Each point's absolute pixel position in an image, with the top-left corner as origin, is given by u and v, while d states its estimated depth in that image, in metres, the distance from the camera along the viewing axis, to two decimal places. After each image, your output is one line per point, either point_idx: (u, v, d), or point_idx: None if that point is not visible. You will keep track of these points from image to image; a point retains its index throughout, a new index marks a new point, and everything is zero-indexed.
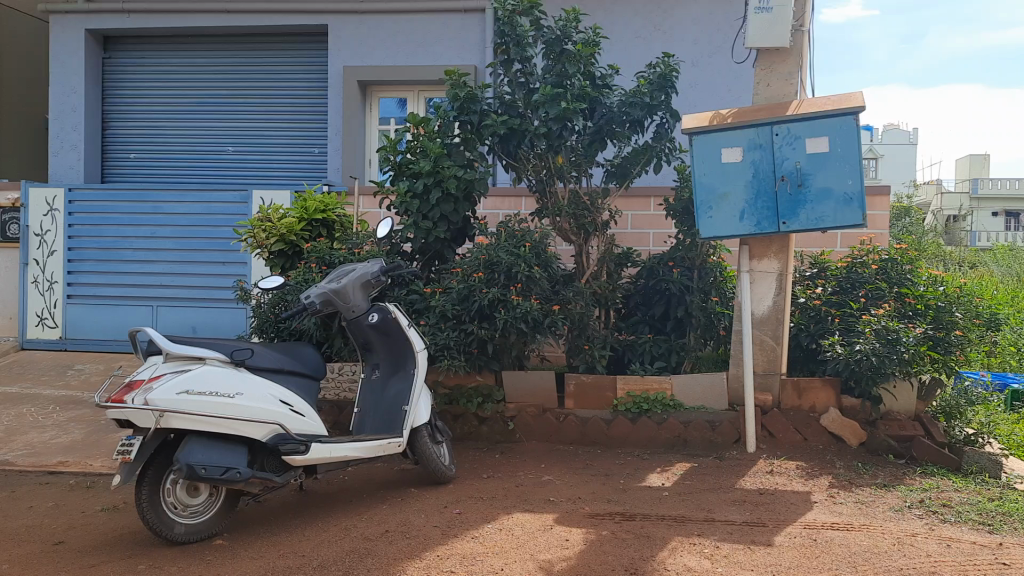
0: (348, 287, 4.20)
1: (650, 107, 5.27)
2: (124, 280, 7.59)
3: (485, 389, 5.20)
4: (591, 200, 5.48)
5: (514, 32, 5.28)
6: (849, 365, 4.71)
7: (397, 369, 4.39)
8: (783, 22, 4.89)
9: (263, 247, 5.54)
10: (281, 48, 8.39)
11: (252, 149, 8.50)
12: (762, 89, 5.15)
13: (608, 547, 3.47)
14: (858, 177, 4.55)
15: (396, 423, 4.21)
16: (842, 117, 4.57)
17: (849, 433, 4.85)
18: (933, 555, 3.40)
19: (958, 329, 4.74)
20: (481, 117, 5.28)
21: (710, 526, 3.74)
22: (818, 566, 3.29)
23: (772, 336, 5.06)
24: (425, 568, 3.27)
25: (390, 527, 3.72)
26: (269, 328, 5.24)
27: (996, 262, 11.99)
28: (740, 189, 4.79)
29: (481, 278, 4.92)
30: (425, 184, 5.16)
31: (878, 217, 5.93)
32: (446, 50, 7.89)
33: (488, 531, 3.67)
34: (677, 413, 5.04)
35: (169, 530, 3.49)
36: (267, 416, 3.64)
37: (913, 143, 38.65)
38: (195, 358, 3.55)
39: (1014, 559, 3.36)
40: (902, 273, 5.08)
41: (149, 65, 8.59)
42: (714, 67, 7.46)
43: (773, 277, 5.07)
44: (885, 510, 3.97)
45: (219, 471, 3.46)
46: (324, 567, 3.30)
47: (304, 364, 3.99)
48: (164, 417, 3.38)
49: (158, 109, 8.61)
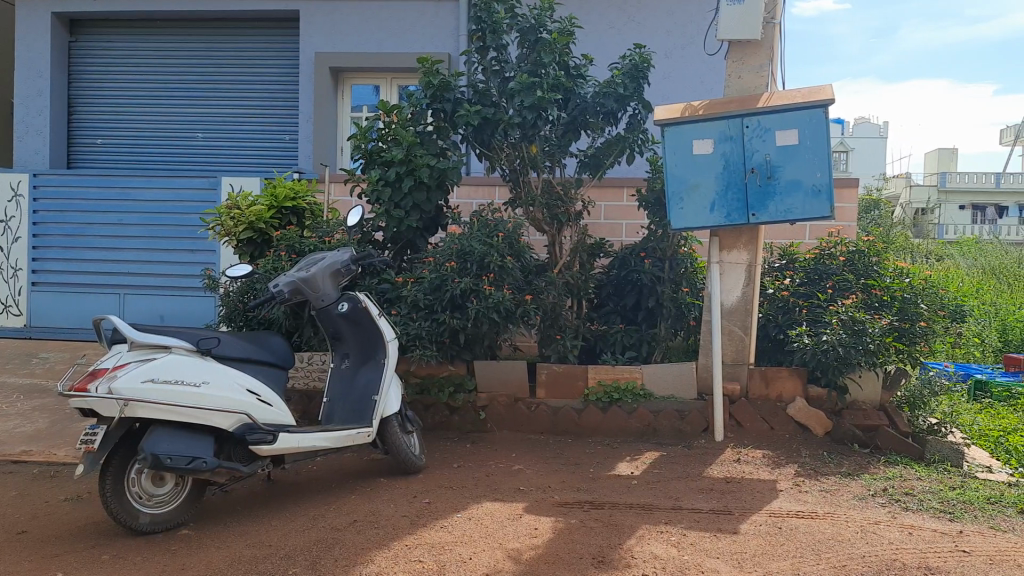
0: (319, 277, 4.17)
1: (624, 99, 5.26)
2: (90, 267, 7.47)
3: (457, 379, 5.16)
4: (563, 190, 5.47)
5: (490, 19, 5.26)
6: (816, 356, 4.78)
7: (367, 360, 4.37)
8: (755, 12, 4.93)
9: (230, 235, 5.49)
10: (252, 34, 8.29)
11: (221, 136, 8.38)
12: (733, 81, 5.17)
13: (576, 535, 3.49)
14: (827, 170, 4.60)
15: (366, 413, 4.19)
16: (811, 110, 4.62)
17: (815, 423, 4.93)
18: (895, 543, 3.45)
19: (922, 320, 4.82)
20: (454, 105, 5.25)
21: (678, 514, 3.77)
22: (783, 554, 3.33)
23: (740, 326, 5.11)
24: (392, 558, 3.26)
25: (358, 517, 3.71)
26: (238, 317, 5.18)
27: (963, 255, 12.13)
28: (710, 180, 4.81)
29: (453, 268, 4.90)
30: (397, 173, 5.12)
31: (847, 209, 5.99)
32: (419, 38, 7.82)
33: (458, 521, 3.67)
34: (646, 403, 5.09)
35: (133, 520, 3.45)
36: (233, 406, 3.61)
37: (884, 137, 39.19)
38: (160, 347, 3.51)
39: (973, 547, 3.43)
40: (869, 265, 5.15)
41: (116, 49, 8.45)
42: (687, 59, 7.48)
43: (743, 267, 5.10)
44: (849, 498, 4.02)
45: (185, 460, 3.43)
46: (290, 557, 3.29)
47: (271, 353, 3.96)
48: (128, 406, 3.33)
49: (125, 94, 8.46)
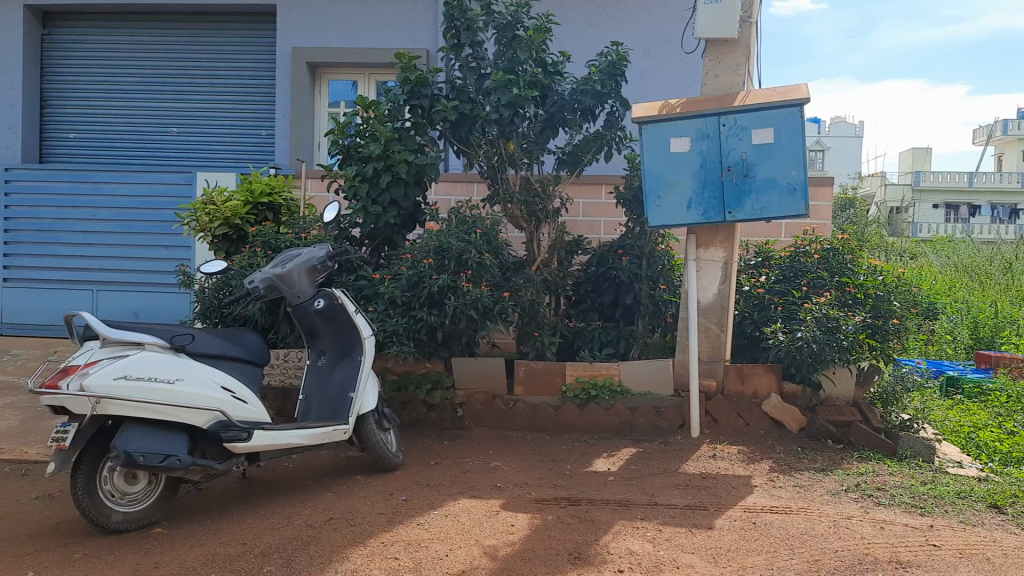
0: (294, 273, 4.13)
1: (601, 96, 5.28)
2: (63, 263, 7.38)
3: (434, 376, 5.16)
4: (542, 186, 5.47)
5: (464, 16, 5.23)
6: (791, 353, 4.81)
7: (344, 357, 4.36)
8: (731, 11, 4.95)
9: (205, 231, 5.45)
10: (228, 28, 8.21)
11: (197, 131, 8.30)
12: (710, 80, 5.20)
13: (552, 531, 3.50)
14: (802, 168, 4.64)
15: (342, 410, 4.17)
16: (787, 108, 4.65)
17: (789, 419, 4.96)
18: (867, 537, 3.50)
19: (895, 317, 4.90)
20: (431, 101, 5.25)
21: (654, 510, 3.79)
22: (757, 549, 3.36)
23: (717, 323, 5.14)
24: (368, 555, 3.25)
25: (334, 515, 3.69)
26: (213, 314, 5.15)
27: (936, 253, 12.32)
28: (687, 177, 4.84)
29: (431, 265, 4.89)
30: (375, 168, 5.12)
31: (821, 207, 6.05)
32: (397, 33, 7.78)
33: (435, 518, 3.66)
34: (624, 399, 5.10)
35: (105, 518, 3.41)
36: (207, 404, 3.58)
37: (859, 136, 39.61)
38: (133, 343, 3.48)
39: (943, 541, 3.48)
40: (843, 263, 5.20)
41: (90, 42, 8.35)
42: (665, 57, 7.51)
43: (719, 265, 5.13)
44: (822, 493, 4.07)
45: (159, 458, 3.39)
46: (265, 555, 3.27)
47: (246, 349, 3.93)
48: (100, 404, 3.30)
49: (99, 88, 8.36)
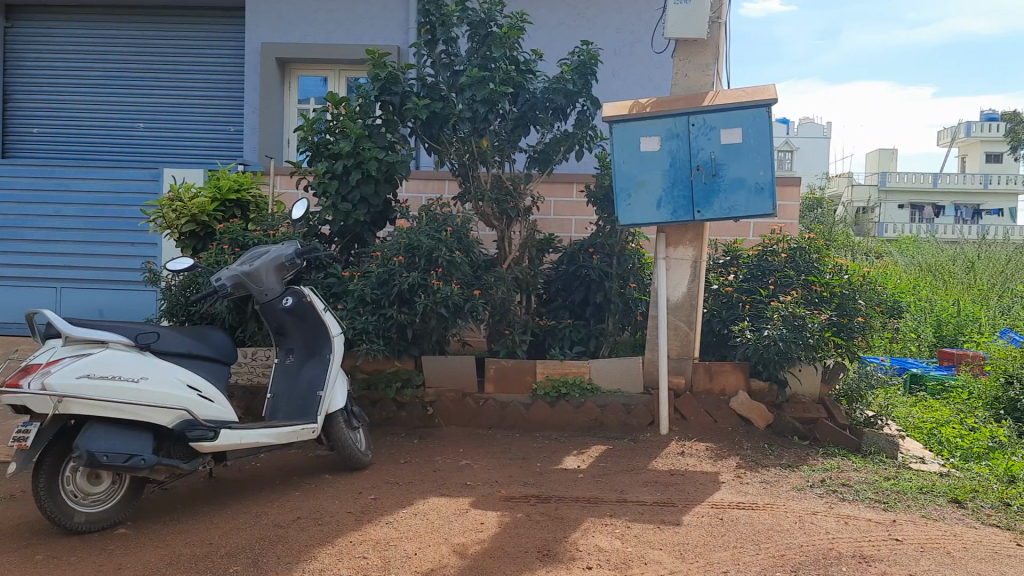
0: (262, 271, 4.10)
1: (572, 95, 5.28)
2: (24, 260, 7.24)
3: (405, 374, 5.14)
4: (513, 185, 5.47)
5: (439, 12, 5.25)
6: (757, 350, 4.87)
7: (312, 355, 4.33)
8: (701, 11, 4.99)
9: (172, 228, 5.38)
10: (196, 22, 8.11)
11: (163, 127, 8.18)
12: (680, 80, 5.23)
13: (521, 529, 3.51)
14: (769, 168, 4.69)
15: (311, 408, 4.14)
16: (755, 109, 4.70)
17: (756, 416, 5.02)
18: (831, 532, 3.55)
19: (860, 316, 4.97)
20: (402, 98, 5.21)
21: (622, 506, 3.82)
22: (723, 544, 3.40)
23: (685, 321, 5.18)
24: (336, 555, 3.24)
25: (302, 514, 3.67)
26: (179, 312, 5.08)
27: (901, 253, 12.53)
28: (657, 176, 4.87)
29: (401, 263, 4.87)
30: (345, 165, 5.10)
31: (789, 207, 6.12)
32: (368, 30, 7.73)
33: (404, 517, 3.65)
34: (594, 397, 5.13)
35: (68, 519, 3.36)
36: (173, 402, 3.53)
37: (828, 137, 40.15)
38: (97, 341, 3.42)
39: (906, 536, 3.54)
40: (809, 262, 5.26)
41: (55, 35, 8.22)
42: (636, 56, 7.54)
43: (688, 264, 5.17)
44: (788, 489, 4.12)
45: (122, 458, 3.34)
46: (232, 555, 3.24)
47: (212, 348, 3.89)
48: (62, 403, 3.24)
49: (64, 82, 8.23)
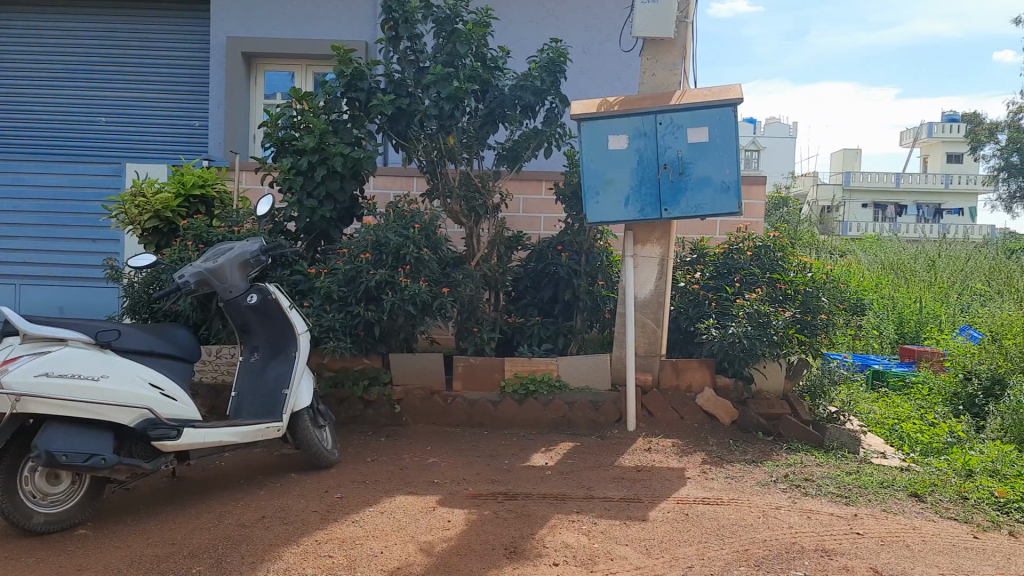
0: (226, 267, 4.05)
1: (541, 93, 5.28)
2: None
3: (372, 372, 5.11)
4: (481, 183, 5.46)
5: (402, 8, 5.19)
6: (724, 347, 4.92)
7: (277, 353, 4.28)
8: (667, 11, 5.02)
9: (135, 224, 5.31)
10: (160, 16, 7.99)
11: (125, 121, 8.04)
12: (647, 79, 5.27)
13: (489, 526, 3.51)
14: (735, 167, 4.74)
15: (276, 406, 4.09)
16: (721, 108, 4.74)
17: (722, 413, 5.07)
18: (794, 526, 3.60)
19: (823, 313, 5.04)
20: (368, 94, 5.18)
21: (589, 503, 3.83)
22: (689, 540, 3.43)
23: (653, 319, 5.22)
24: (302, 554, 3.21)
25: (266, 513, 3.63)
26: (142, 309, 5.01)
27: (865, 252, 12.73)
28: (625, 175, 4.90)
29: (368, 260, 4.84)
30: (309, 161, 5.04)
31: (754, 206, 6.19)
32: (335, 25, 7.66)
33: (371, 515, 3.63)
34: (562, 395, 5.15)
35: (27, 521, 3.29)
36: (135, 401, 3.47)
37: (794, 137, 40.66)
38: (55, 339, 3.37)
39: (866, 529, 3.60)
40: (774, 260, 5.33)
41: (16, 27, 8.08)
42: (604, 55, 7.57)
43: (656, 262, 5.22)
44: (752, 485, 4.17)
45: (82, 458, 3.28)
46: (195, 555, 3.20)
47: (175, 346, 3.84)
48: (20, 402, 3.19)
49: (24, 75, 8.08)
